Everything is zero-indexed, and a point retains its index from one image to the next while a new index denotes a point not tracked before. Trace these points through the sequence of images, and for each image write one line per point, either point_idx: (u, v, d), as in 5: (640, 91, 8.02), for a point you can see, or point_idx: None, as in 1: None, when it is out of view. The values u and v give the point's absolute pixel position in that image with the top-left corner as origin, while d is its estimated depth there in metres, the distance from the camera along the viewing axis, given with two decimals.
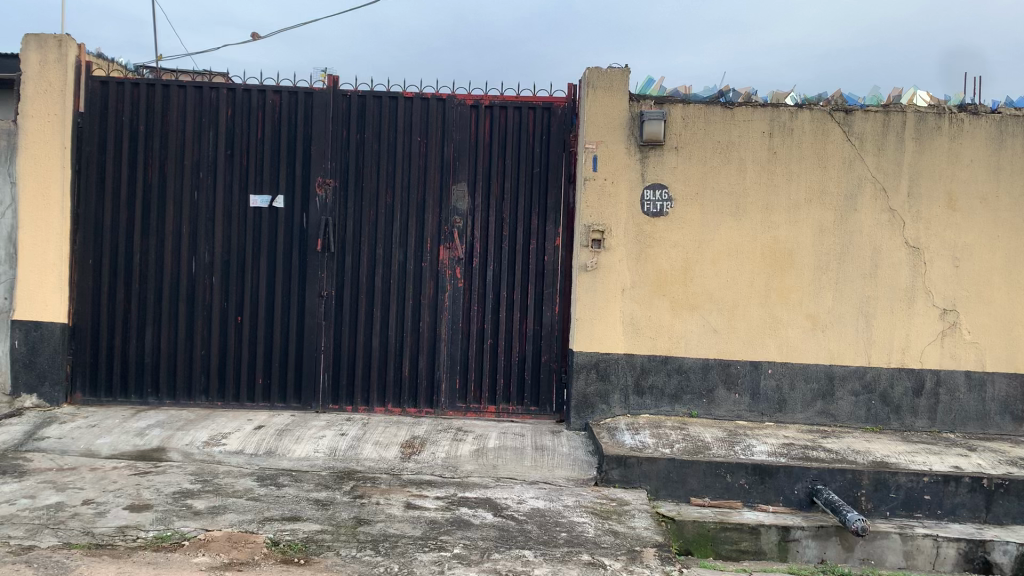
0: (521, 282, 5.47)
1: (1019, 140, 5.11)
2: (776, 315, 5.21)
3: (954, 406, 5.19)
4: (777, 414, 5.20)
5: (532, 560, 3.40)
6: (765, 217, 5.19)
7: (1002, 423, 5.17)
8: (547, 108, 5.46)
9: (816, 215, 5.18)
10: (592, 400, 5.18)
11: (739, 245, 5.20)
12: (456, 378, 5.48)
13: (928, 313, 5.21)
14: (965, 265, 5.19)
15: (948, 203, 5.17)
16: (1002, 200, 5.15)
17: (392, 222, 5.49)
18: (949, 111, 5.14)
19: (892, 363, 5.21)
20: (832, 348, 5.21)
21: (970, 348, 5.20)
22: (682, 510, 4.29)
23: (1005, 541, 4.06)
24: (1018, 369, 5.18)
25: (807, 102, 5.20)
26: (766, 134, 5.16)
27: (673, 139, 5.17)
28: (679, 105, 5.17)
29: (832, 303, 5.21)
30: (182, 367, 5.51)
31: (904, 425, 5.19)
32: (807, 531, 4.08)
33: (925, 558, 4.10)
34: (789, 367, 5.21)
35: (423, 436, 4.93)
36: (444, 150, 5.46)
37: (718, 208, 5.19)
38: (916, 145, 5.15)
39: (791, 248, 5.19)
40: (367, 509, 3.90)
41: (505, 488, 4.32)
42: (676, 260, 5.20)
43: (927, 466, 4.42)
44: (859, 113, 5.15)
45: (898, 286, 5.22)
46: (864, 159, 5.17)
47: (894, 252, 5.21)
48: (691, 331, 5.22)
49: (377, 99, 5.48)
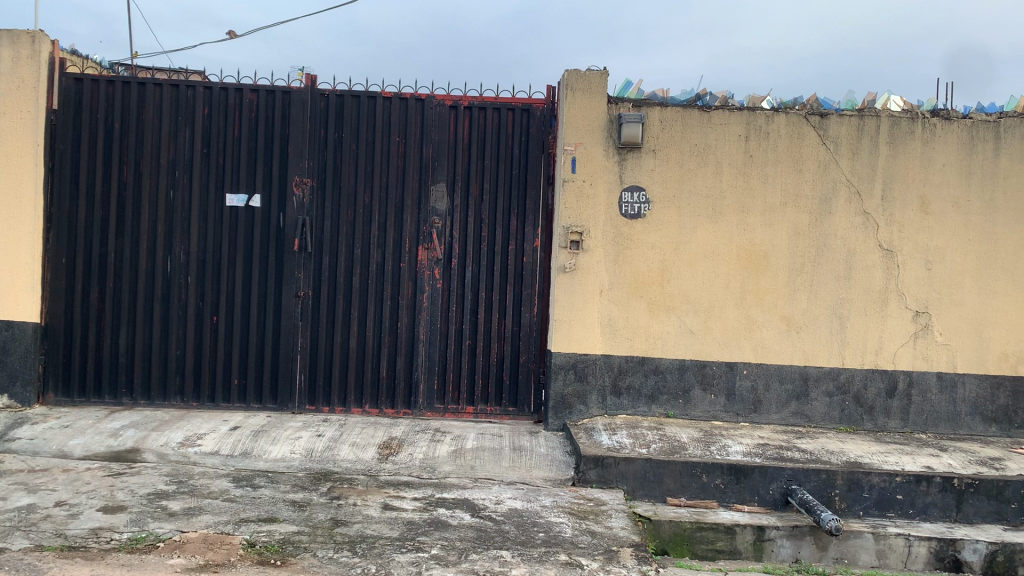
0: (499, 283, 5.48)
1: (990, 145, 5.20)
2: (751, 316, 5.26)
3: (926, 407, 5.26)
4: (753, 414, 5.25)
5: (510, 560, 3.41)
6: (741, 220, 5.23)
7: (973, 423, 5.25)
8: (526, 110, 5.47)
9: (792, 218, 5.23)
10: (570, 401, 5.20)
11: (716, 247, 5.24)
12: (434, 379, 5.48)
13: (901, 315, 5.28)
14: (937, 268, 5.27)
15: (920, 207, 5.24)
16: (973, 204, 5.23)
17: (370, 223, 5.47)
18: (922, 116, 5.21)
19: (865, 364, 5.28)
20: (806, 349, 5.27)
21: (942, 349, 5.27)
22: (658, 509, 4.32)
23: (975, 540, 4.12)
24: (988, 370, 5.26)
25: (783, 106, 5.25)
26: (742, 137, 5.21)
27: (650, 141, 5.20)
28: (656, 108, 5.20)
29: (807, 304, 5.27)
30: (156, 367, 5.47)
31: (877, 425, 5.25)
32: (782, 531, 4.12)
33: (897, 557, 4.16)
34: (764, 368, 5.26)
35: (401, 437, 4.93)
36: (423, 150, 5.46)
37: (695, 210, 5.23)
38: (890, 149, 5.22)
39: (767, 250, 5.24)
40: (345, 510, 3.90)
41: (483, 489, 4.32)
42: (653, 262, 5.23)
43: (899, 466, 4.48)
44: (833, 117, 5.21)
45: (872, 288, 5.28)
46: (839, 162, 5.23)
47: (868, 255, 5.27)
48: (668, 332, 5.25)
49: (355, 99, 5.46)
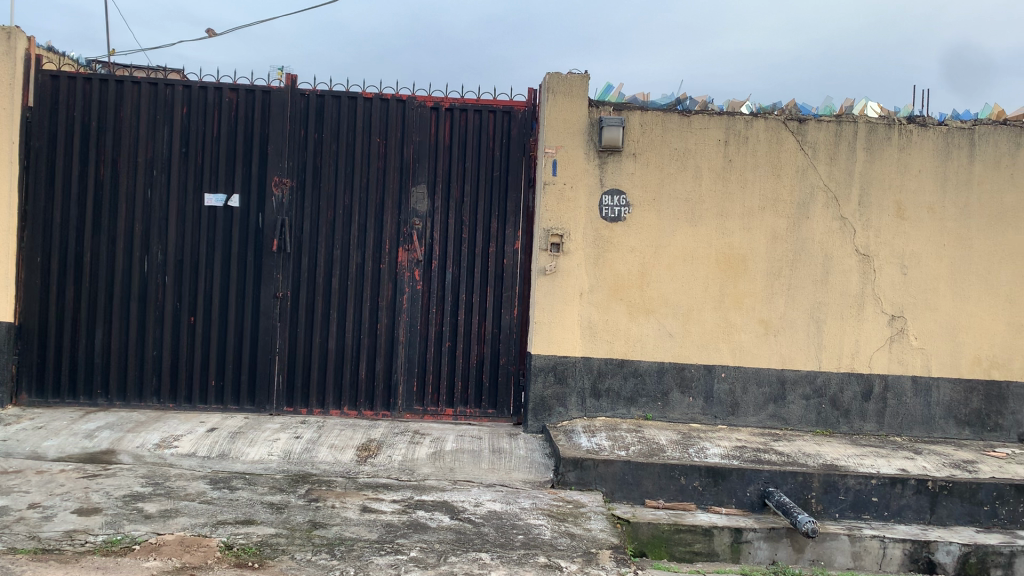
0: (479, 285, 5.48)
1: (965, 152, 5.27)
2: (729, 320, 5.29)
3: (900, 410, 5.32)
4: (730, 417, 5.28)
5: (489, 562, 3.41)
6: (719, 224, 5.27)
7: (946, 427, 5.31)
8: (507, 112, 5.48)
9: (770, 222, 5.28)
10: (549, 403, 5.20)
11: (695, 250, 5.27)
12: (413, 381, 5.47)
13: (877, 319, 5.33)
14: (912, 273, 5.33)
15: (896, 212, 5.30)
16: (948, 210, 5.30)
17: (350, 223, 5.45)
18: (899, 122, 5.27)
19: (842, 367, 5.32)
20: (783, 353, 5.31)
21: (917, 353, 5.33)
22: (636, 511, 4.33)
23: (949, 542, 4.17)
24: (962, 374, 5.33)
25: (762, 111, 5.29)
26: (721, 142, 5.24)
27: (631, 145, 5.23)
28: (637, 112, 5.23)
29: (784, 308, 5.31)
30: (132, 368, 5.42)
31: (853, 428, 5.30)
32: (759, 532, 4.15)
33: (872, 558, 4.20)
34: (742, 371, 5.29)
35: (380, 439, 4.91)
36: (403, 151, 5.45)
37: (674, 214, 5.26)
38: (867, 155, 5.28)
39: (745, 254, 5.28)
40: (323, 512, 3.88)
41: (462, 491, 4.32)
42: (632, 265, 5.26)
43: (874, 469, 4.52)
44: (812, 123, 5.26)
45: (848, 292, 5.33)
46: (817, 168, 5.28)
47: (845, 259, 5.32)
48: (647, 334, 5.27)
49: (335, 100, 5.45)
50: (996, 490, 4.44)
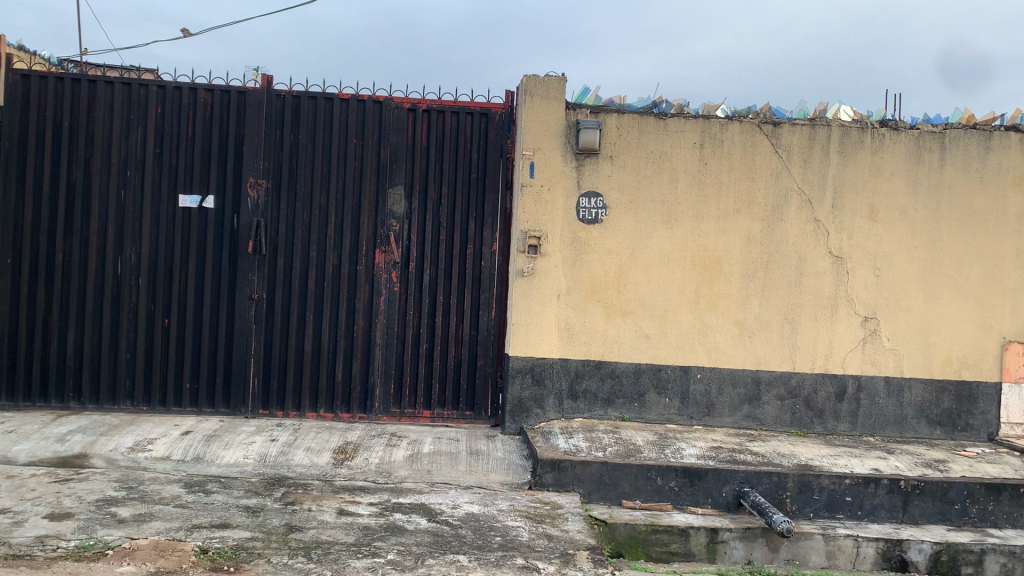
0: (456, 287, 5.48)
1: (935, 155, 5.34)
2: (705, 321, 5.33)
3: (873, 411, 5.38)
4: (706, 418, 5.31)
5: (466, 564, 3.41)
6: (695, 226, 5.30)
7: (918, 427, 5.38)
8: (484, 114, 5.48)
9: (745, 225, 5.32)
10: (527, 405, 5.21)
11: (671, 252, 5.30)
12: (390, 383, 5.45)
13: (850, 321, 5.39)
14: (885, 275, 5.39)
15: (869, 215, 5.36)
16: (919, 212, 5.37)
17: (326, 225, 5.43)
18: (871, 126, 5.33)
19: (815, 368, 5.38)
20: (759, 354, 5.35)
21: (889, 354, 5.40)
22: (613, 512, 4.35)
23: (921, 540, 4.23)
24: (933, 374, 5.40)
25: (737, 114, 5.33)
26: (697, 145, 5.28)
27: (608, 147, 5.25)
28: (614, 115, 5.25)
29: (758, 309, 5.36)
30: (105, 371, 5.36)
31: (827, 428, 5.36)
32: (734, 532, 4.18)
33: (846, 557, 4.24)
34: (718, 372, 5.33)
35: (356, 442, 4.89)
36: (380, 152, 5.43)
37: (651, 216, 5.28)
38: (840, 158, 5.33)
39: (721, 256, 5.32)
40: (299, 516, 3.86)
41: (439, 493, 4.31)
42: (609, 267, 5.28)
43: (848, 469, 4.57)
44: (786, 126, 5.31)
45: (822, 294, 5.39)
46: (791, 171, 5.33)
47: (818, 261, 5.37)
48: (624, 336, 5.30)
49: (311, 101, 5.42)
50: (967, 489, 4.51)
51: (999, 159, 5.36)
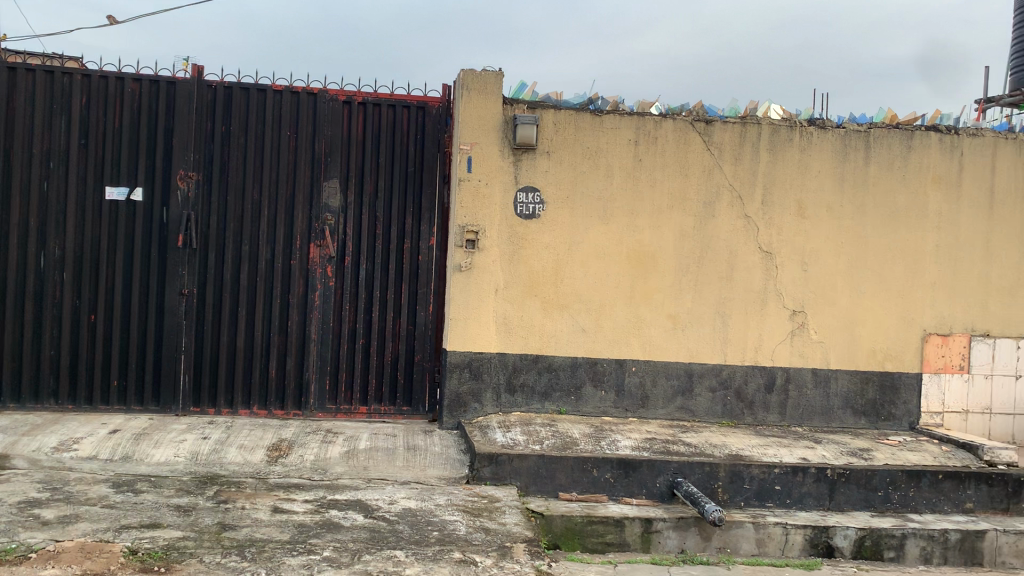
0: (393, 281, 5.44)
1: (860, 154, 5.51)
2: (640, 315, 5.40)
3: (801, 401, 5.53)
4: (641, 410, 5.40)
5: (403, 560, 3.40)
6: (630, 221, 5.37)
7: (844, 417, 5.56)
8: (421, 108, 5.46)
9: (679, 220, 5.41)
10: (464, 399, 5.21)
11: (606, 247, 5.36)
12: (325, 379, 5.39)
13: (779, 315, 5.53)
14: (812, 270, 5.55)
15: (798, 212, 5.50)
16: (844, 209, 5.53)
17: (259, 219, 5.34)
18: (799, 125, 5.47)
19: (746, 361, 5.50)
20: (692, 347, 5.46)
21: (816, 346, 5.56)
22: (550, 504, 4.38)
23: (846, 527, 4.37)
24: (858, 366, 5.58)
25: (671, 112, 5.42)
26: (632, 142, 5.35)
27: (545, 142, 5.28)
28: (551, 111, 5.28)
29: (692, 303, 5.46)
30: (28, 369, 5.18)
31: (757, 419, 5.49)
32: (668, 522, 4.26)
33: (775, 545, 4.35)
34: (652, 365, 5.42)
35: (291, 439, 4.83)
36: (315, 145, 5.36)
37: (587, 211, 5.33)
38: (770, 156, 5.46)
39: (655, 251, 5.41)
40: (232, 514, 3.79)
41: (376, 489, 4.29)
42: (546, 261, 5.31)
43: (777, 459, 4.70)
44: (718, 124, 5.42)
45: (753, 288, 5.51)
46: (722, 168, 5.44)
47: (749, 257, 5.50)
48: (561, 330, 5.34)
49: (244, 92, 5.32)
50: (889, 476, 4.67)
51: (920, 158, 5.56)
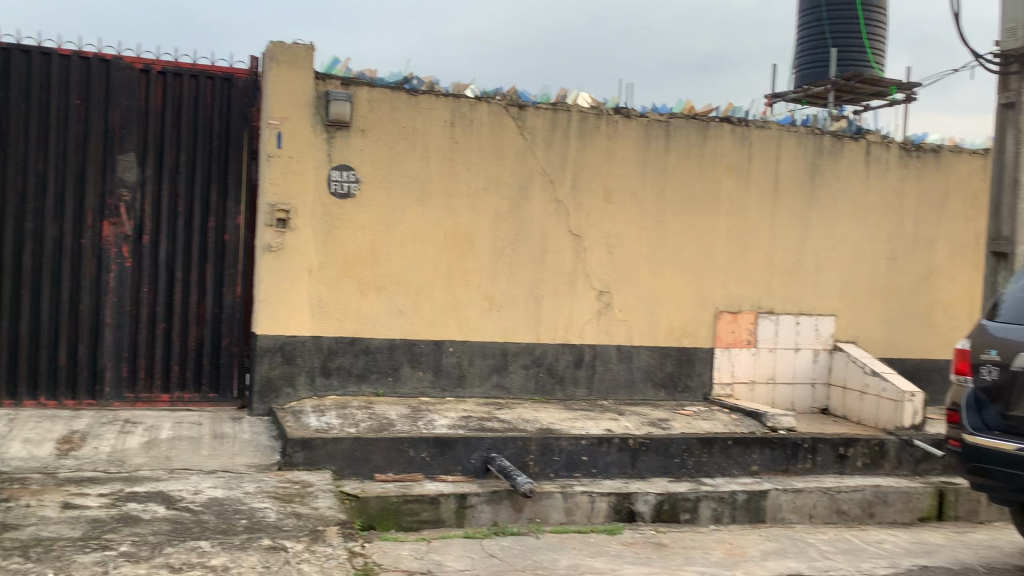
0: (197, 262, 5.19)
1: (661, 143, 5.83)
2: (455, 296, 5.46)
3: (607, 376, 5.81)
4: (456, 389, 5.47)
5: (208, 550, 3.28)
6: (445, 202, 5.40)
7: (646, 390, 5.90)
8: (226, 80, 5.22)
9: (493, 202, 5.50)
10: (276, 383, 5.07)
11: (421, 229, 5.37)
12: (122, 366, 5.07)
13: (588, 295, 5.76)
14: (618, 252, 5.82)
15: (605, 196, 5.75)
16: (647, 194, 5.84)
17: (44, 194, 4.92)
18: (606, 112, 5.71)
19: (556, 339, 5.70)
20: (506, 327, 5.58)
21: (621, 325, 5.85)
22: (365, 486, 4.36)
23: (647, 493, 4.64)
24: (659, 342, 5.93)
25: (485, 95, 5.48)
26: (446, 123, 5.38)
27: (359, 121, 5.20)
28: (364, 88, 5.20)
29: (505, 284, 5.58)
30: None
31: (567, 394, 5.71)
32: (482, 497, 4.35)
33: (582, 513, 4.55)
34: (467, 345, 5.50)
35: (84, 430, 4.51)
36: (108, 116, 5.00)
37: (402, 192, 5.31)
38: (579, 142, 5.67)
39: (470, 232, 5.47)
40: (15, 513, 3.50)
41: (180, 479, 4.09)
42: (361, 242, 5.25)
43: (585, 431, 4.91)
44: (530, 109, 5.55)
45: (564, 270, 5.71)
46: (534, 152, 5.58)
47: (559, 239, 5.68)
48: (376, 311, 5.30)
49: (24, 55, 4.87)
50: (686, 444, 5.01)
51: (714, 148, 5.96)
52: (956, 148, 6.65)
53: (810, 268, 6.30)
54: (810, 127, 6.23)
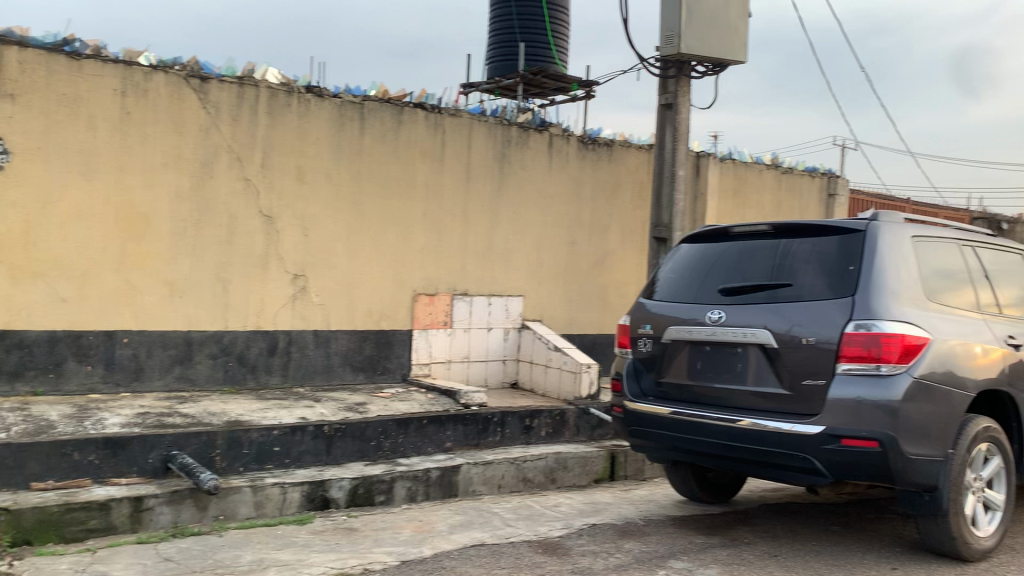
0: None
1: (355, 125, 5.79)
2: (129, 282, 5.03)
3: (302, 362, 5.68)
4: (133, 383, 5.05)
5: None
6: (116, 179, 4.95)
7: (343, 375, 5.86)
8: None
9: (174, 181, 5.14)
10: None
11: (88, 208, 4.87)
12: None
13: (281, 279, 5.58)
14: (312, 234, 5.69)
15: (298, 177, 5.59)
16: (341, 176, 5.77)
17: None
18: (297, 91, 5.55)
19: (247, 326, 5.46)
20: (189, 314, 5.25)
21: (317, 309, 5.74)
22: (18, 497, 3.84)
23: (340, 478, 4.60)
24: (355, 326, 5.90)
25: (161, 64, 5.08)
26: (116, 92, 4.91)
27: (7, 84, 4.58)
28: (13, 47, 4.59)
29: (189, 268, 5.23)
30: None
31: (259, 383, 5.50)
32: (160, 498, 4.05)
33: (273, 505, 4.41)
34: (145, 335, 5.09)
35: None
36: None
37: (64, 166, 4.77)
38: (268, 120, 5.46)
39: (147, 212, 5.06)
40: None
41: None
42: (12, 222, 4.65)
43: (276, 421, 4.77)
44: (214, 82, 5.25)
45: (254, 253, 5.47)
46: (220, 128, 5.29)
47: (249, 220, 5.43)
48: (33, 300, 4.73)
49: None
50: (380, 427, 5.05)
51: (408, 133, 6.04)
52: (626, 142, 7.32)
53: (500, 252, 6.62)
54: (499, 117, 6.53)
